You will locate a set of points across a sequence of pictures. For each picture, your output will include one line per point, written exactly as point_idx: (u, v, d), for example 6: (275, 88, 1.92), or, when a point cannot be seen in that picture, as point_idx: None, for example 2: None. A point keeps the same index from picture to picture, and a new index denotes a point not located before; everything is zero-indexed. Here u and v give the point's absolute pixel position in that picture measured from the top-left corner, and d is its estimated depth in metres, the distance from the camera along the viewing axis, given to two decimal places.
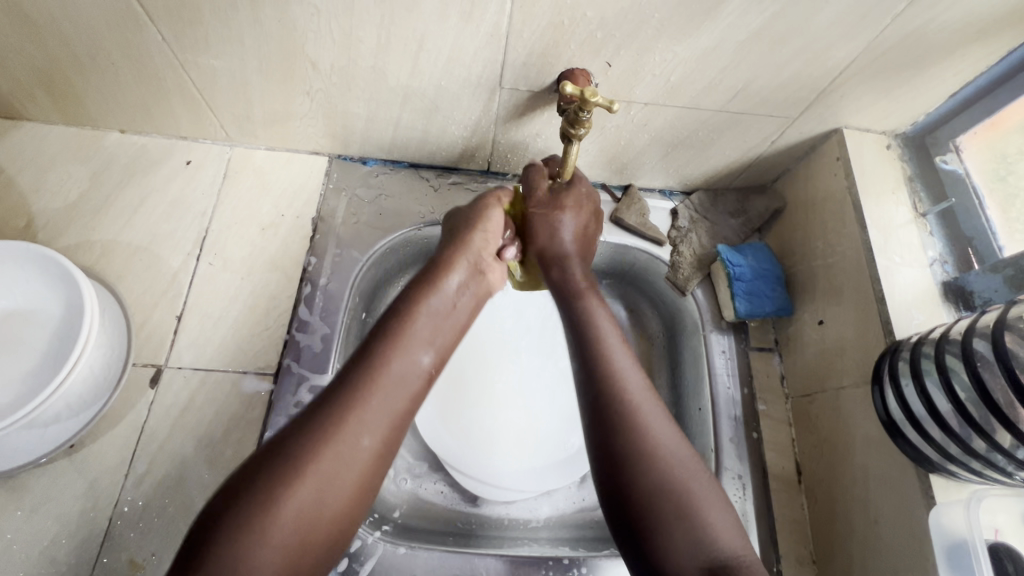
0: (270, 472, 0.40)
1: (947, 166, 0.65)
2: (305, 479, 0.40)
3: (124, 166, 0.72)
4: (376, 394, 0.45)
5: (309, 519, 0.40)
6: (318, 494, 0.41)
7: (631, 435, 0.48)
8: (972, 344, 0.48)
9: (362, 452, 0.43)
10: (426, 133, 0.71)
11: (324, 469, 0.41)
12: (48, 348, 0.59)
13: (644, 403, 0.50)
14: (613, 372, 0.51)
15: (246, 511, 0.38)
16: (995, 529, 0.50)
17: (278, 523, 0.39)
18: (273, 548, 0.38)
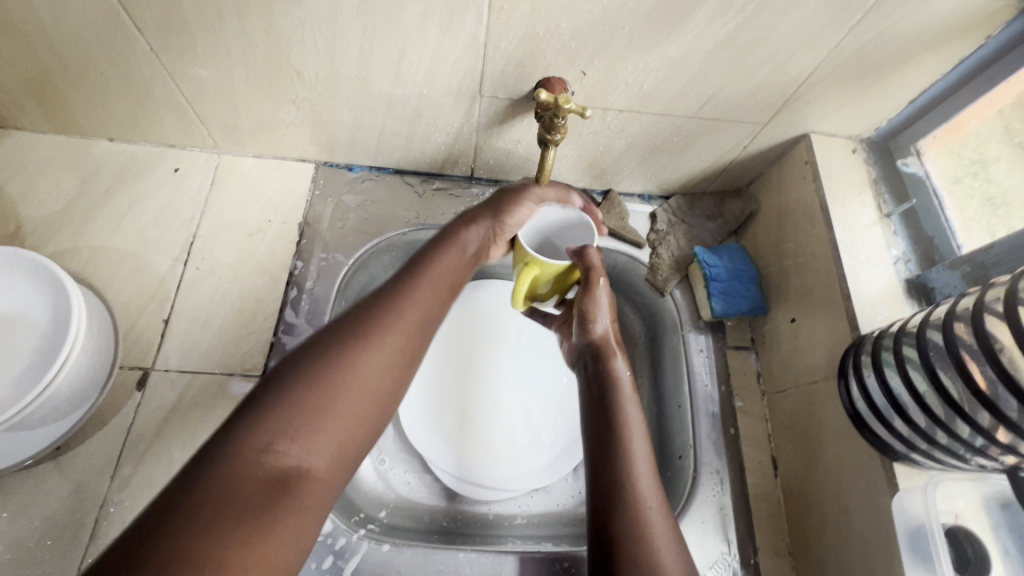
0: (306, 372, 0.41)
1: (908, 169, 0.68)
2: (347, 371, 0.41)
3: (113, 173, 0.73)
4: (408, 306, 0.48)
5: (347, 422, 0.40)
6: (354, 391, 0.41)
7: (625, 512, 0.48)
8: (926, 336, 0.50)
9: (397, 349, 0.44)
10: (409, 139, 0.73)
11: (363, 372, 0.42)
12: (36, 352, 0.60)
13: (651, 489, 0.50)
14: (622, 447, 0.53)
15: (299, 391, 0.39)
16: (955, 514, 0.51)
17: (336, 387, 0.40)
18: (326, 416, 0.39)
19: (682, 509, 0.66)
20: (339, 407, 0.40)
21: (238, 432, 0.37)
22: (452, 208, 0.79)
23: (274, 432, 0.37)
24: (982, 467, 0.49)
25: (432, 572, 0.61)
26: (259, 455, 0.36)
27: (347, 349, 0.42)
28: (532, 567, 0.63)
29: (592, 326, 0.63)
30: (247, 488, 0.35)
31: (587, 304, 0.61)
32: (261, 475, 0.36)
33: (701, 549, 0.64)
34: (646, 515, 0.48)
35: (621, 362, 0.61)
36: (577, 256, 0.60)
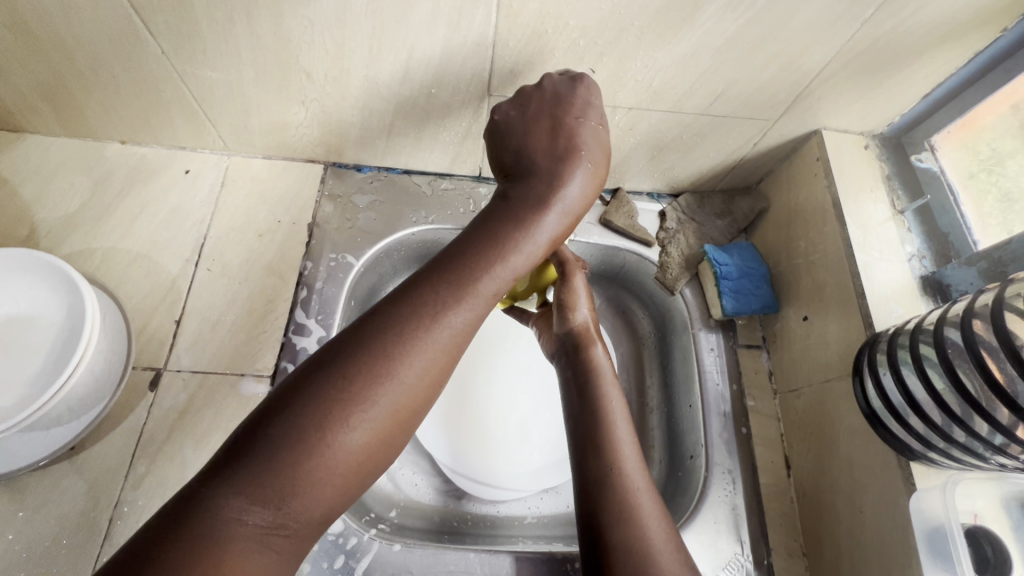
0: (316, 412, 0.37)
1: (922, 164, 0.68)
2: (355, 415, 0.38)
3: (125, 176, 0.74)
4: (438, 316, 0.43)
5: (345, 471, 0.38)
6: (353, 437, 0.38)
7: (614, 505, 0.48)
8: (943, 333, 0.49)
9: (407, 399, 0.41)
10: (418, 139, 0.73)
11: (369, 411, 0.39)
12: (50, 353, 0.60)
13: (637, 479, 0.50)
14: (608, 438, 0.52)
15: (293, 437, 0.36)
16: (975, 514, 0.50)
17: (330, 442, 0.37)
18: (319, 470, 0.37)
19: (694, 509, 0.66)
20: (330, 463, 0.37)
21: (229, 483, 0.35)
22: (461, 209, 0.80)
23: (263, 489, 0.35)
24: (1001, 467, 0.48)
25: (444, 572, 0.61)
26: (226, 529, 0.34)
27: (357, 393, 0.39)
28: (544, 568, 0.62)
29: (571, 316, 0.63)
30: (229, 550, 0.33)
31: (564, 295, 0.63)
32: (249, 531, 0.34)
33: (714, 550, 0.64)
34: (636, 506, 0.48)
35: (600, 348, 0.61)
36: (549, 252, 0.65)
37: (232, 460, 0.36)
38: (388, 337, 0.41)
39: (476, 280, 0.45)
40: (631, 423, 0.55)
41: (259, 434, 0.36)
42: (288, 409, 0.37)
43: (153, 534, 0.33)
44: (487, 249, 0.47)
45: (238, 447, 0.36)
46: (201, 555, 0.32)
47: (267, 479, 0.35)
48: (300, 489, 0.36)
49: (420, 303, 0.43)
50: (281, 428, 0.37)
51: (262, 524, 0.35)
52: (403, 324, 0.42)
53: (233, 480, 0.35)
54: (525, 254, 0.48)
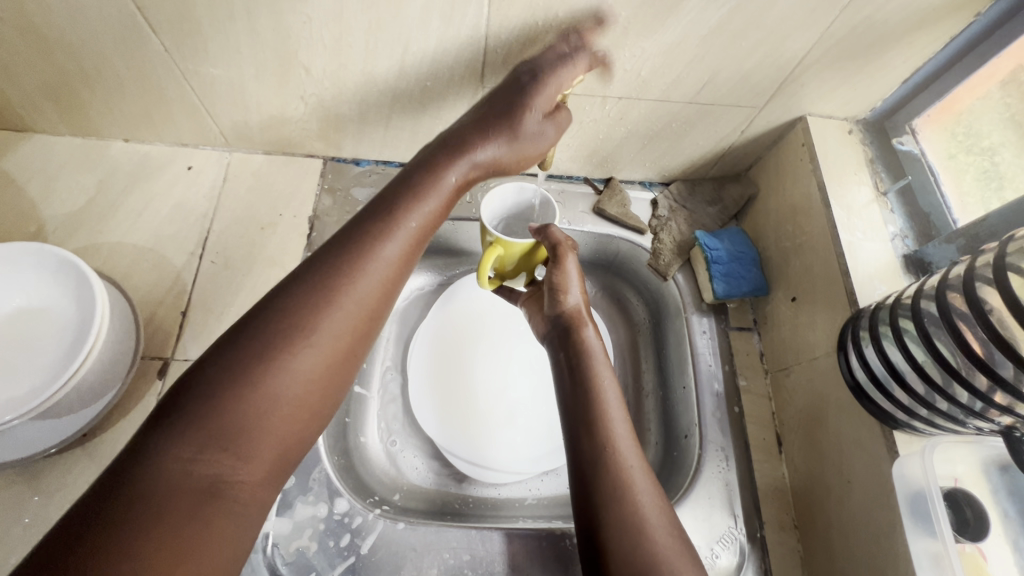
0: (252, 360, 0.42)
1: (903, 147, 0.70)
2: (287, 360, 0.43)
3: (129, 173, 0.76)
4: (363, 268, 0.48)
5: (286, 414, 0.43)
6: (289, 381, 0.43)
7: (609, 482, 0.50)
8: (921, 306, 0.51)
9: (333, 343, 0.45)
10: (414, 132, 0.75)
11: (300, 356, 0.44)
12: (61, 343, 0.62)
13: (631, 457, 0.52)
14: (602, 419, 0.54)
15: (221, 388, 0.41)
16: (955, 477, 0.52)
17: (262, 388, 0.42)
18: (254, 413, 0.41)
19: (689, 485, 0.68)
20: (267, 405, 0.42)
21: (166, 441, 0.39)
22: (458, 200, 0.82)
23: (203, 438, 0.39)
24: (978, 430, 0.51)
25: (446, 549, 0.63)
26: (175, 478, 0.38)
27: (288, 340, 0.43)
28: (543, 544, 0.64)
29: (564, 298, 0.65)
30: (177, 492, 0.37)
31: (556, 276, 0.64)
32: (195, 483, 0.38)
33: (708, 524, 0.66)
34: (628, 483, 0.50)
35: (591, 327, 0.63)
36: (541, 235, 0.63)
37: (168, 419, 0.40)
38: (315, 289, 0.46)
39: (390, 233, 0.50)
40: (623, 405, 0.56)
41: (199, 382, 0.41)
42: (217, 364, 0.42)
43: (91, 501, 0.36)
44: (393, 208, 0.51)
45: (168, 409, 0.40)
46: (155, 506, 0.36)
47: (205, 429, 0.40)
48: (241, 433, 0.41)
49: (348, 256, 0.48)
50: (219, 375, 0.41)
51: (207, 471, 0.39)
52: (329, 276, 0.46)
53: (176, 430, 0.39)
54: (431, 208, 0.53)
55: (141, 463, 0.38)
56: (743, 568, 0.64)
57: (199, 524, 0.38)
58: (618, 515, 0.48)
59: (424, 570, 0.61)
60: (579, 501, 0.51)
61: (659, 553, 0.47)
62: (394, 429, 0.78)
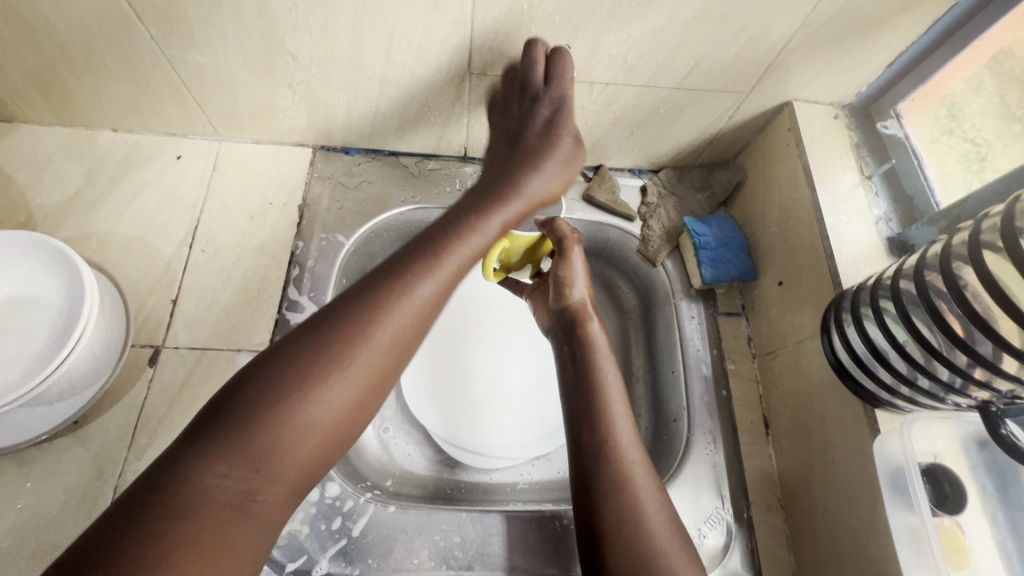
0: (287, 390, 0.43)
1: (887, 131, 0.70)
2: (320, 391, 0.43)
3: (118, 163, 0.76)
4: (397, 304, 0.48)
5: (316, 438, 0.44)
6: (321, 411, 0.43)
7: (610, 476, 0.52)
8: (900, 285, 0.52)
9: (371, 368, 0.46)
10: (403, 120, 0.75)
11: (333, 391, 0.44)
12: (51, 331, 0.62)
13: (631, 451, 0.53)
14: (604, 414, 0.55)
15: (259, 406, 0.42)
16: (935, 454, 0.53)
17: (298, 411, 0.43)
18: (287, 436, 0.42)
19: (678, 467, 0.68)
20: (298, 432, 0.43)
21: (201, 453, 0.40)
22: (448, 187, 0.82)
23: (236, 455, 0.40)
24: (957, 406, 0.51)
25: (437, 530, 0.63)
26: (210, 497, 0.39)
27: (323, 371, 0.44)
28: (533, 524, 0.65)
29: (569, 292, 0.64)
30: (208, 520, 0.39)
31: (562, 270, 0.63)
32: (221, 498, 0.40)
33: (696, 505, 0.66)
34: (628, 476, 0.52)
35: (598, 326, 0.63)
36: (547, 228, 0.66)
37: (210, 431, 0.41)
38: (348, 325, 0.46)
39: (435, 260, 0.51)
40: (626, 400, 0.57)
41: (229, 410, 0.42)
42: (257, 381, 0.43)
43: (127, 510, 0.38)
44: (442, 238, 0.53)
45: (208, 418, 0.42)
46: (182, 518, 0.38)
47: (241, 446, 0.41)
48: (272, 454, 0.42)
49: (386, 290, 0.48)
50: (254, 405, 0.42)
51: (231, 493, 0.40)
52: (366, 312, 0.47)
53: (208, 456, 0.40)
54: (483, 238, 0.55)
55: (177, 473, 0.39)
56: (730, 548, 0.65)
57: (225, 539, 0.39)
58: (617, 507, 0.50)
59: (415, 552, 0.62)
60: (580, 491, 0.53)
61: (657, 549, 0.48)
62: (387, 416, 0.78)
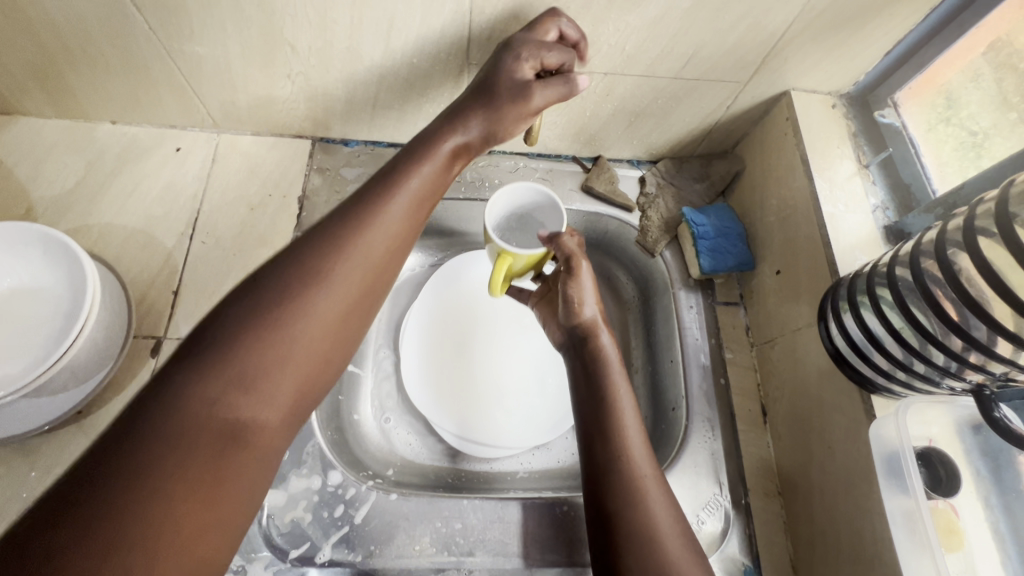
0: (276, 305, 0.45)
1: (885, 120, 0.71)
2: (304, 306, 0.45)
3: (117, 155, 0.76)
4: (375, 222, 0.50)
5: (303, 358, 0.45)
6: (307, 326, 0.45)
7: (624, 490, 0.51)
8: (896, 273, 0.53)
9: (353, 284, 0.48)
10: (402, 111, 0.75)
11: (315, 308, 0.46)
12: (53, 322, 0.62)
13: (645, 470, 0.53)
14: (618, 431, 0.55)
15: (243, 323, 0.43)
16: (929, 438, 0.54)
17: (284, 328, 0.44)
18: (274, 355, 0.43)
19: (677, 454, 0.69)
20: (286, 342, 0.44)
21: (186, 380, 0.40)
22: None
23: (224, 377, 0.41)
24: (952, 390, 0.52)
25: (438, 517, 0.64)
26: (205, 404, 0.40)
27: (308, 286, 0.46)
28: (533, 511, 0.66)
29: (580, 310, 0.62)
30: (204, 434, 0.39)
31: (572, 290, 0.62)
32: (213, 424, 0.40)
33: (694, 492, 0.67)
34: (643, 496, 0.51)
35: (592, 298, 0.63)
36: (552, 244, 0.61)
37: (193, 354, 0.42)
38: (329, 241, 0.48)
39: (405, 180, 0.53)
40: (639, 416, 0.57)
41: (212, 334, 0.43)
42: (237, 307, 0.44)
43: (105, 445, 0.37)
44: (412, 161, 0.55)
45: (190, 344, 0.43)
46: (172, 444, 0.37)
47: (229, 368, 0.41)
48: (263, 369, 0.43)
49: (365, 206, 0.51)
50: (245, 316, 0.44)
51: (224, 406, 0.40)
52: (345, 227, 0.49)
53: (199, 367, 0.41)
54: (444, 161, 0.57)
55: (163, 394, 0.39)
56: (729, 534, 0.66)
57: (220, 465, 0.39)
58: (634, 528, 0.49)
59: (417, 538, 0.63)
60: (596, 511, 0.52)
61: (670, 557, 0.48)
62: (388, 407, 0.79)
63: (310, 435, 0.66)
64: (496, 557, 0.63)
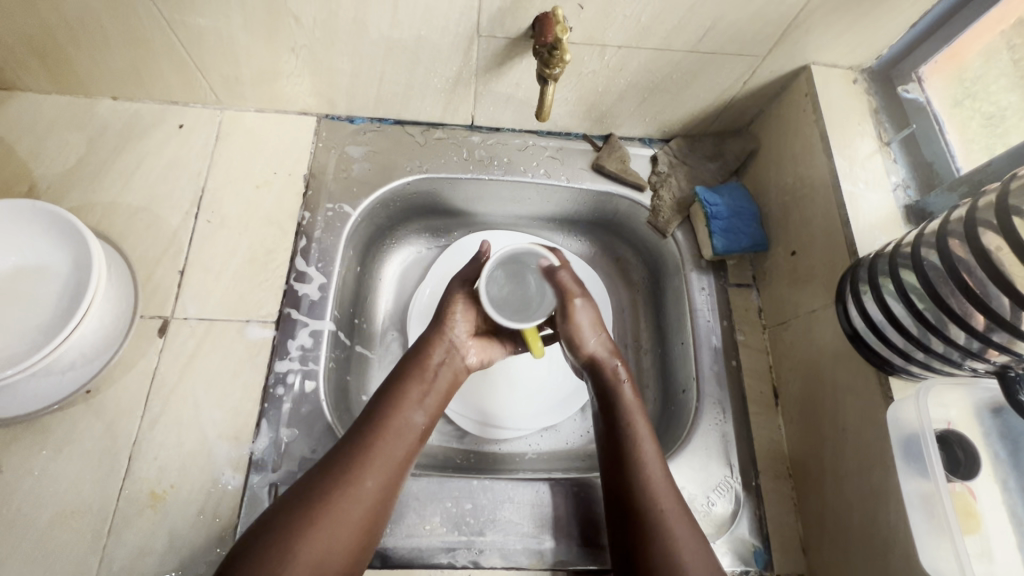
0: (318, 492, 0.52)
1: (908, 95, 0.68)
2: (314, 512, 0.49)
3: (119, 132, 0.74)
4: (418, 403, 0.60)
5: (338, 536, 0.50)
6: (335, 528, 0.50)
7: (649, 520, 0.55)
8: (922, 253, 0.51)
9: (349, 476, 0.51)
10: (409, 86, 0.73)
11: (376, 465, 0.54)
12: (59, 300, 0.62)
13: (665, 498, 0.56)
14: (637, 464, 0.58)
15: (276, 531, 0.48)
16: (948, 421, 0.53)
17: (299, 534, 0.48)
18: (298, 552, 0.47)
19: (687, 437, 0.69)
20: (324, 539, 0.49)
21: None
22: (454, 156, 0.81)
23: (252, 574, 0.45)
24: (974, 371, 0.51)
25: (449, 497, 0.64)
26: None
27: (353, 469, 0.53)
28: (543, 492, 0.65)
29: (581, 346, 0.66)
30: None
31: (570, 326, 0.66)
32: None
33: (704, 473, 0.67)
34: (668, 526, 0.54)
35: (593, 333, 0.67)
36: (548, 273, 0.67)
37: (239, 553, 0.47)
38: (384, 397, 0.60)
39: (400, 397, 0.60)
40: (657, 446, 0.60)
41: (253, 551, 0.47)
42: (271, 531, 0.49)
43: None
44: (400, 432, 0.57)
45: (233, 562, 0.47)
46: None
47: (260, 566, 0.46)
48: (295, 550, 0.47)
49: (399, 378, 0.62)
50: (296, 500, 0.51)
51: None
52: (390, 402, 0.59)
53: (258, 546, 0.48)
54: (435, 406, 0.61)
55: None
56: (739, 515, 0.65)
57: None
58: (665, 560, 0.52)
59: (428, 518, 0.63)
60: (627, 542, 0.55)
61: None
62: None
63: (319, 415, 0.65)
64: (507, 537, 0.63)
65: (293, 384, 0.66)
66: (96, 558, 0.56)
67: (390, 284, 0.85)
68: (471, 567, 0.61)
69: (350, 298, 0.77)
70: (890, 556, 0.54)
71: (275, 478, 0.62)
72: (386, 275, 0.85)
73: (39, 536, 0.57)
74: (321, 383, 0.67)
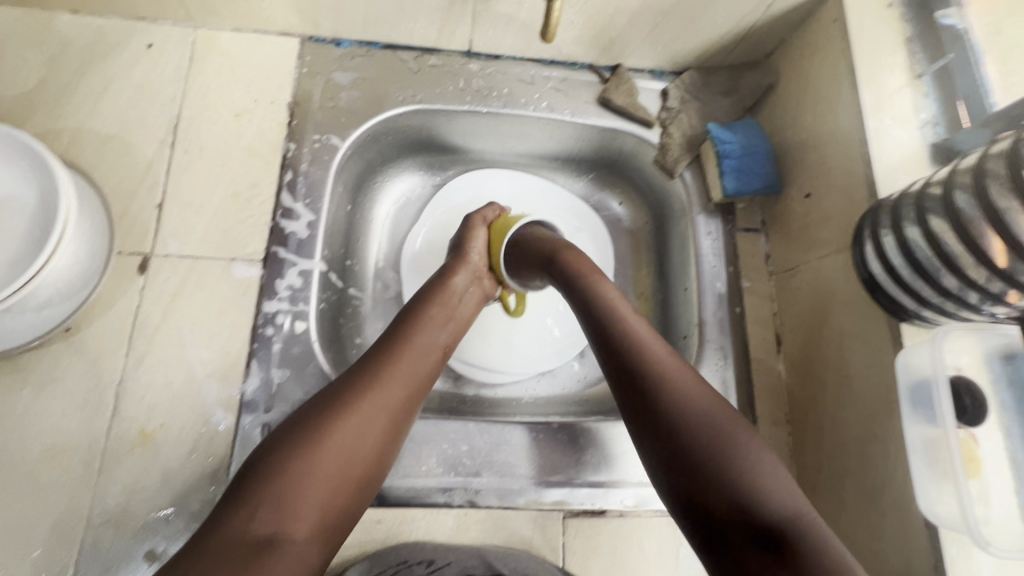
0: (345, 397, 0.49)
1: (947, 21, 0.62)
2: (337, 438, 0.47)
3: (82, 50, 0.68)
4: (441, 323, 0.59)
5: (365, 437, 0.48)
6: (362, 429, 0.48)
7: (693, 427, 0.44)
8: (954, 196, 0.47)
9: (380, 411, 0.50)
10: (400, 5, 0.67)
11: (398, 376, 0.52)
12: (26, 233, 0.58)
13: (689, 389, 0.47)
14: (649, 365, 0.49)
15: (289, 446, 0.45)
16: (958, 367, 0.50)
17: (318, 454, 0.45)
18: (316, 469, 0.45)
19: None
20: (348, 439, 0.47)
21: (243, 496, 0.43)
22: (451, 86, 0.75)
23: (261, 498, 0.43)
24: (993, 316, 0.49)
25: (445, 439, 0.63)
26: (271, 499, 0.43)
27: (378, 375, 0.51)
28: (540, 435, 0.65)
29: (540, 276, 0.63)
30: (235, 547, 0.40)
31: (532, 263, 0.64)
32: (246, 538, 0.40)
33: None
34: (714, 421, 0.44)
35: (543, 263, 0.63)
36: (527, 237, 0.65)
37: (246, 472, 0.45)
38: (404, 318, 0.58)
39: (431, 317, 0.58)
40: (718, 399, 0.46)
41: (258, 466, 0.45)
42: (276, 448, 0.46)
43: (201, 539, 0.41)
44: (420, 358, 0.55)
45: (237, 482, 0.45)
46: (216, 542, 0.40)
47: (271, 488, 0.43)
48: (310, 467, 0.45)
49: (426, 301, 0.60)
50: (316, 408, 0.48)
51: (280, 517, 0.42)
52: (411, 322, 0.57)
53: (267, 457, 0.45)
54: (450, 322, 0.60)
55: (235, 499, 0.43)
56: None
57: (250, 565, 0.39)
58: (743, 493, 0.41)
59: (423, 459, 0.62)
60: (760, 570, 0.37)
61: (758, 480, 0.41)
62: None
63: (311, 357, 0.63)
64: (503, 478, 0.63)
65: (283, 326, 0.64)
66: (89, 495, 0.55)
67: (383, 225, 0.81)
68: (467, 507, 0.61)
69: (340, 238, 0.74)
70: (887, 500, 0.54)
71: (267, 419, 0.60)
72: (378, 215, 0.81)
73: (28, 474, 0.55)
74: (312, 325, 0.65)
